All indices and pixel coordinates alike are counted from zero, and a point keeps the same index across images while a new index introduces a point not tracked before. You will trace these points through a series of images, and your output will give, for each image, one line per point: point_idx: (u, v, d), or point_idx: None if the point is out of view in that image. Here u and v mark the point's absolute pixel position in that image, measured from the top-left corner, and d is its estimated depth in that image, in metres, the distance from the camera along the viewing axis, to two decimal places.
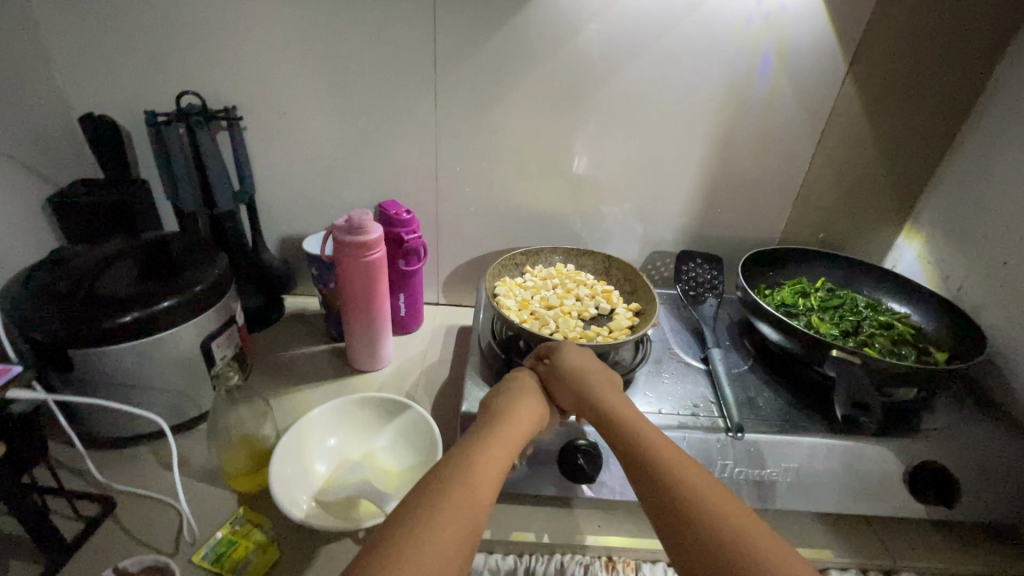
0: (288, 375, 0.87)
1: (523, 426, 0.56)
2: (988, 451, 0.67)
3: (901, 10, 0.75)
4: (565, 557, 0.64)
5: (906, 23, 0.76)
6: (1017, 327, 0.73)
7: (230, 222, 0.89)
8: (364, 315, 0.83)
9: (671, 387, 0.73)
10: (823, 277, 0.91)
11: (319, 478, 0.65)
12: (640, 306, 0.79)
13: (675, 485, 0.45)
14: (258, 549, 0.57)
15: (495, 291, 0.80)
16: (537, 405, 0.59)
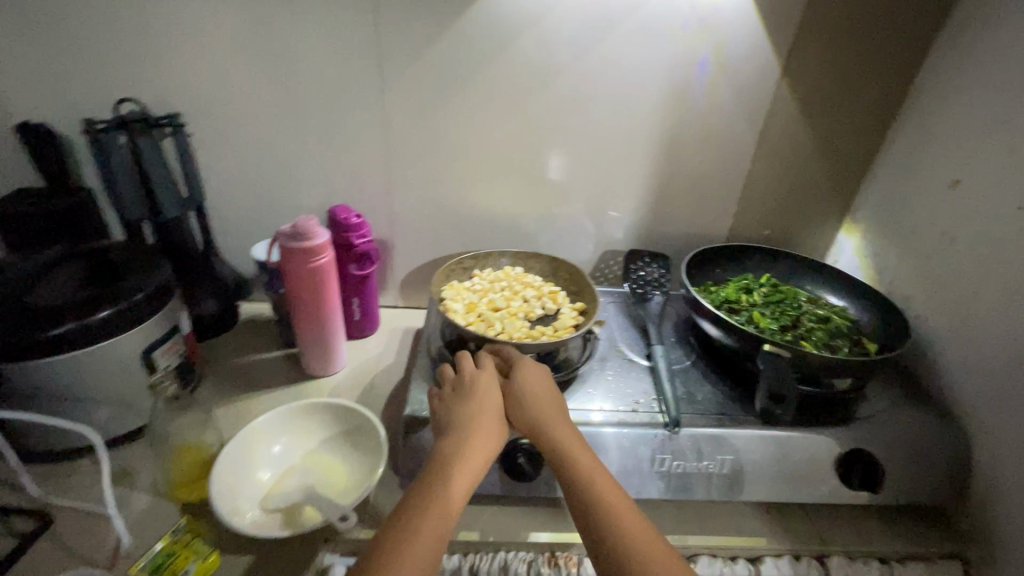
0: (239, 382, 0.86)
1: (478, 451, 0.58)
2: (914, 437, 0.70)
3: (829, 14, 0.78)
4: (510, 553, 0.65)
5: (835, 25, 0.79)
6: (942, 318, 0.76)
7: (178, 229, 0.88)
8: (315, 322, 0.83)
9: (615, 384, 0.75)
10: (767, 273, 0.94)
11: (265, 484, 0.66)
12: (584, 305, 0.82)
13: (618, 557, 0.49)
14: (198, 558, 0.58)
15: (442, 295, 0.81)
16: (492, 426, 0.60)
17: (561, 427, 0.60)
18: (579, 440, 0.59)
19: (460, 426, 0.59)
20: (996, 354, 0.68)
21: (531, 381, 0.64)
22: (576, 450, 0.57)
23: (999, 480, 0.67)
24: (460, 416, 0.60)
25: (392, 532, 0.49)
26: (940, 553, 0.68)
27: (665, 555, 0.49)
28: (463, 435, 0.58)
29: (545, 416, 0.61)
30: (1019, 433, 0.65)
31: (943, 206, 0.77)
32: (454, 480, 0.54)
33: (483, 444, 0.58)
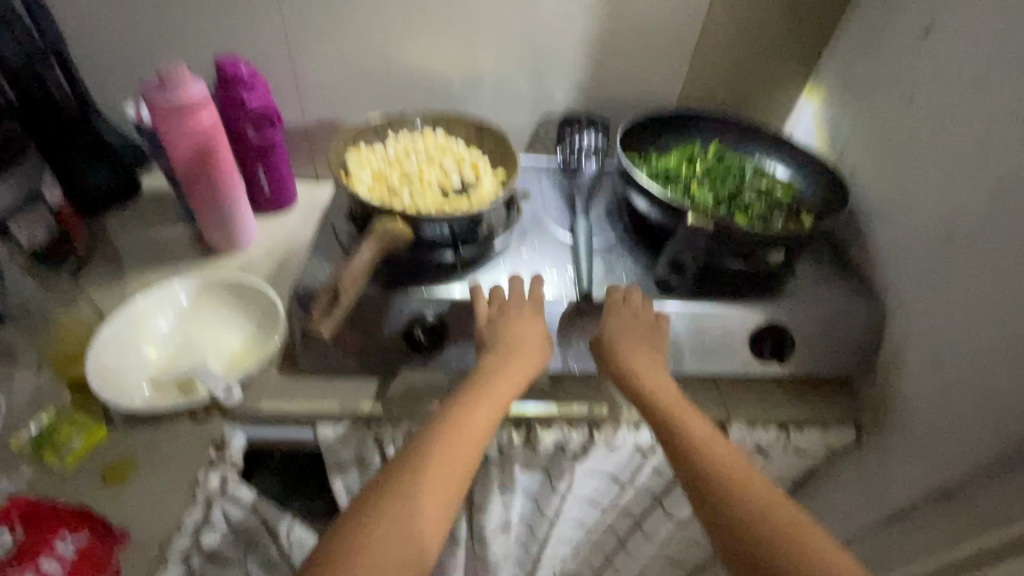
0: (137, 258, 0.80)
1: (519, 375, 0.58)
2: (834, 311, 0.68)
3: None
4: (415, 426, 0.63)
5: None
6: (883, 189, 0.71)
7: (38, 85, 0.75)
8: (208, 194, 0.74)
9: (531, 258, 0.71)
10: (717, 140, 0.85)
11: (155, 361, 0.63)
12: (507, 176, 0.73)
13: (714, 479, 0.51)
14: (81, 432, 0.56)
15: (345, 162, 0.73)
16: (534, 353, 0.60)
17: (628, 338, 0.61)
18: (650, 349, 0.61)
19: (502, 338, 0.60)
20: (926, 225, 0.64)
21: (621, 312, 0.63)
22: (641, 361, 0.60)
23: (903, 352, 0.67)
24: (507, 333, 0.60)
25: (432, 434, 0.51)
26: (836, 418, 0.70)
27: (723, 446, 0.54)
28: (503, 347, 0.60)
29: (608, 330, 0.62)
30: (931, 306, 0.63)
31: (908, 59, 0.68)
32: (501, 388, 0.57)
33: (524, 356, 0.60)
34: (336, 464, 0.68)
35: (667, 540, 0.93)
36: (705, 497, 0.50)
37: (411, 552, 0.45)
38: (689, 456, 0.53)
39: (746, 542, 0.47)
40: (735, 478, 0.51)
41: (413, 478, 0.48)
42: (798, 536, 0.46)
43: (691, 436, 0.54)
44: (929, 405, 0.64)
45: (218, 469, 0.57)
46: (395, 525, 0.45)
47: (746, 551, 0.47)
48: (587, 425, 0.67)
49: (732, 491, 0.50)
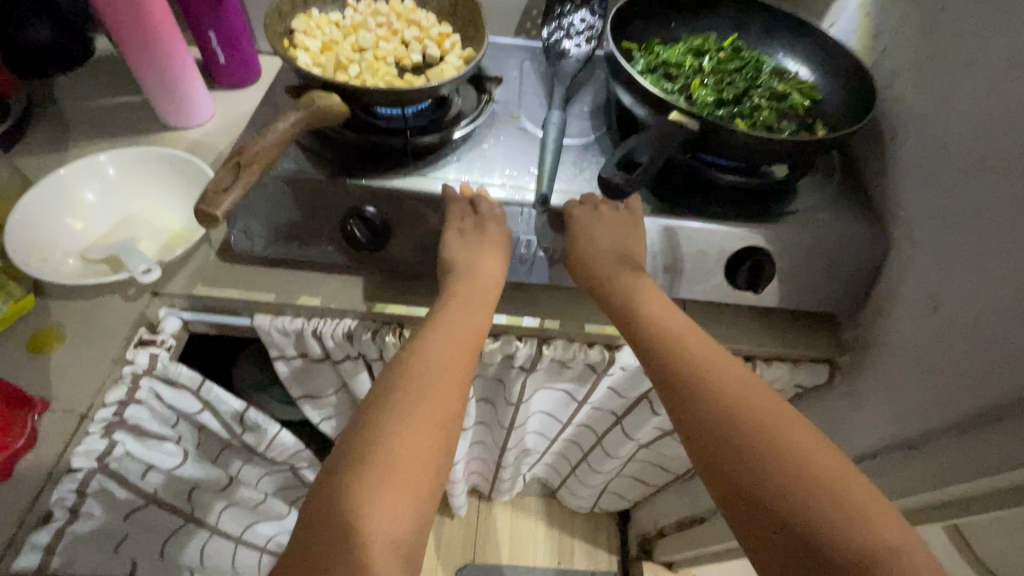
0: (84, 127, 0.74)
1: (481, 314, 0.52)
2: (831, 238, 0.60)
3: None
4: (355, 322, 0.62)
5: None
6: (919, 98, 0.59)
7: None
8: (149, 56, 0.69)
9: (494, 153, 0.63)
10: (735, 34, 0.73)
11: (86, 235, 0.60)
12: (474, 54, 0.63)
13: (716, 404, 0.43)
14: (6, 300, 0.54)
15: (292, 28, 0.64)
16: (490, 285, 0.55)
17: (606, 240, 0.55)
18: (624, 255, 0.56)
19: (472, 258, 0.55)
20: (959, 143, 0.54)
21: (592, 226, 0.56)
22: (613, 267, 0.55)
23: (899, 290, 0.60)
24: (472, 249, 0.55)
25: (409, 354, 0.47)
26: (812, 355, 0.65)
27: (700, 341, 0.48)
28: (470, 267, 0.55)
29: (579, 234, 0.56)
30: (942, 239, 0.55)
31: None
32: (475, 305, 0.52)
33: (493, 274, 0.55)
34: (280, 355, 0.67)
35: (628, 458, 0.93)
36: (686, 398, 0.44)
37: (409, 474, 0.39)
38: (664, 354, 0.47)
39: (726, 437, 0.41)
40: (716, 375, 0.45)
41: (389, 403, 0.43)
42: (802, 450, 0.40)
43: (665, 334, 0.49)
44: (914, 349, 0.57)
45: (146, 349, 0.56)
46: (390, 448, 0.40)
47: (727, 448, 0.41)
48: (537, 338, 0.64)
49: (717, 391, 0.44)
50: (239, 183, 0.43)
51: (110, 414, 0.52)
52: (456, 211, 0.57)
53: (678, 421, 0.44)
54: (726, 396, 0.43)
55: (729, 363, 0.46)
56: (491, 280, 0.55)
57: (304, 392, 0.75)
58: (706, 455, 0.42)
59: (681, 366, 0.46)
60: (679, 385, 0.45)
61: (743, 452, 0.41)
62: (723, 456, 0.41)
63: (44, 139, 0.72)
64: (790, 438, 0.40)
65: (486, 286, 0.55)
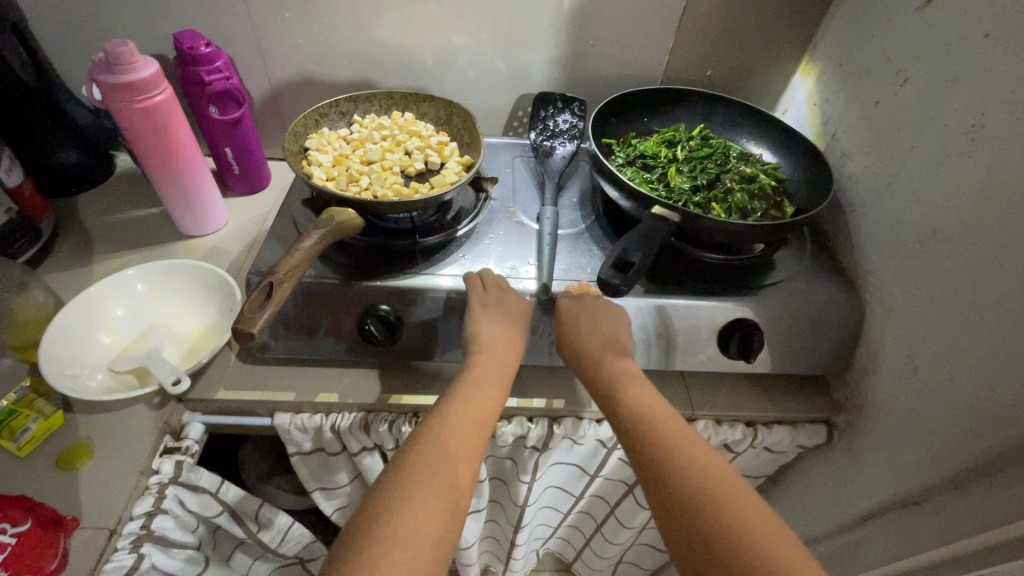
0: (106, 241, 0.79)
1: (493, 396, 0.53)
2: (812, 307, 0.65)
3: None
4: (373, 414, 0.64)
5: None
6: (871, 177, 0.67)
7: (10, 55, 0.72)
8: (170, 174, 0.73)
9: (494, 247, 0.69)
10: (702, 124, 0.81)
11: (113, 347, 0.63)
12: (472, 160, 0.71)
13: (700, 490, 0.44)
14: (37, 417, 0.56)
15: (306, 145, 0.71)
16: (505, 362, 0.57)
17: (593, 325, 0.59)
18: (611, 338, 0.58)
19: (492, 333, 0.58)
20: (912, 216, 0.61)
21: (582, 311, 0.60)
22: (600, 348, 0.57)
23: (880, 350, 0.64)
24: (491, 322, 0.58)
25: (424, 432, 0.48)
26: (809, 416, 0.68)
27: (684, 427, 0.50)
28: (483, 341, 0.57)
29: (568, 320, 0.60)
30: (912, 302, 0.60)
31: (905, 36, 0.63)
32: (492, 383, 0.54)
33: (509, 348, 0.58)
34: (298, 450, 0.68)
35: (641, 527, 0.93)
36: (659, 488, 0.46)
37: (414, 555, 0.40)
38: (651, 436, 0.49)
39: (692, 529, 0.43)
40: (686, 461, 0.46)
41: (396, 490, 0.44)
42: (776, 547, 0.40)
43: (642, 418, 0.51)
44: (902, 407, 0.61)
45: (171, 457, 0.58)
46: (402, 524, 0.41)
47: (695, 543, 0.42)
48: (547, 419, 0.67)
49: (688, 477, 0.45)
50: (271, 303, 0.49)
51: (138, 526, 0.54)
52: (477, 291, 0.60)
53: (655, 509, 0.46)
54: (708, 481, 0.45)
55: (703, 446, 0.48)
56: (508, 353, 0.57)
57: (319, 484, 0.76)
58: (677, 547, 0.44)
59: (656, 452, 0.48)
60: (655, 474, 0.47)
61: (711, 548, 0.42)
62: (692, 550, 0.42)
63: (69, 256, 0.76)
64: (751, 531, 0.41)
65: (503, 361, 0.57)
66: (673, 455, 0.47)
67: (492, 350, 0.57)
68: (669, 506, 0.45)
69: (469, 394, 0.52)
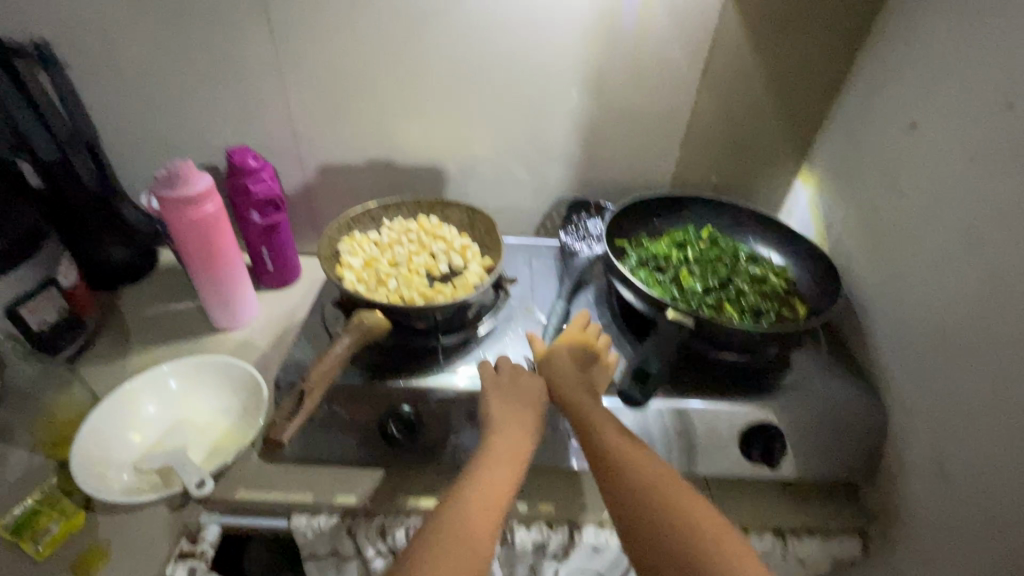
0: (143, 334, 0.83)
1: (502, 478, 0.52)
2: (833, 410, 0.65)
3: None
4: (388, 518, 0.63)
5: None
6: (878, 280, 0.69)
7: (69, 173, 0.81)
8: (210, 274, 0.78)
9: (513, 346, 0.71)
10: (710, 226, 0.86)
11: (140, 444, 0.64)
12: (493, 262, 0.75)
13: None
14: (59, 518, 0.57)
15: (338, 249, 0.75)
16: (515, 440, 0.56)
17: (574, 374, 0.63)
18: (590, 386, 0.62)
19: (499, 413, 0.58)
20: (923, 321, 0.62)
21: (562, 367, 0.63)
22: (598, 415, 0.57)
23: (908, 456, 0.63)
24: (500, 405, 0.59)
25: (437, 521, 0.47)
26: (840, 526, 0.66)
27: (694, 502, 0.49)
28: (495, 427, 0.57)
29: (554, 378, 0.62)
30: (934, 408, 0.60)
31: (896, 154, 0.68)
32: (504, 463, 0.54)
33: (520, 427, 0.57)
34: (311, 554, 0.67)
35: None
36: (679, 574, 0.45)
37: None
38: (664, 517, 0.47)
39: None
40: (704, 547, 0.45)
41: None
42: None
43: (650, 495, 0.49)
44: (939, 518, 0.59)
45: (185, 564, 0.56)
46: None
47: None
48: (569, 524, 0.64)
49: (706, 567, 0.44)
50: (301, 412, 0.52)
51: None
52: (489, 375, 0.62)
53: None
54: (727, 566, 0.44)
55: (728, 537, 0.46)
56: (521, 434, 0.57)
57: None
58: None
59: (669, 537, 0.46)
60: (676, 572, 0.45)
61: None
62: None
63: (106, 349, 0.80)
64: None
65: (513, 446, 0.55)
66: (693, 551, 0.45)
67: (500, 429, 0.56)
68: None
69: (476, 479, 0.51)
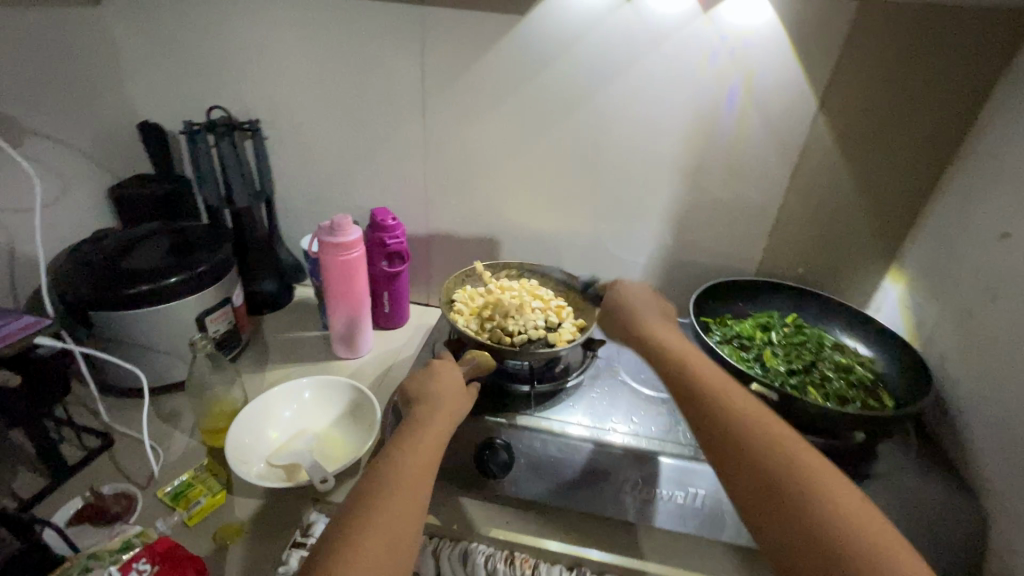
0: (279, 354, 0.98)
1: (435, 434, 0.60)
2: (924, 507, 0.64)
3: (866, 54, 0.76)
4: (471, 544, 0.68)
5: (870, 67, 0.77)
6: (975, 381, 0.69)
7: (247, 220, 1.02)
8: (343, 308, 0.92)
9: (599, 402, 0.78)
10: (795, 312, 0.90)
11: (273, 443, 0.75)
12: (585, 323, 0.83)
13: (783, 462, 0.50)
14: (208, 492, 0.68)
15: (453, 298, 0.88)
16: (448, 407, 0.64)
17: (647, 318, 0.74)
18: (665, 324, 0.73)
19: (440, 389, 0.65)
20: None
21: (635, 306, 0.77)
22: (669, 341, 0.68)
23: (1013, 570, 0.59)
24: (443, 385, 0.66)
25: (378, 468, 0.54)
26: None
27: (759, 412, 0.55)
28: (435, 395, 0.64)
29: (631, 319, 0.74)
30: None
31: (990, 259, 0.70)
32: (435, 424, 0.61)
33: (455, 399, 0.65)
34: None
35: None
36: (742, 458, 0.51)
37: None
38: (724, 411, 0.55)
39: (780, 502, 0.47)
40: (767, 438, 0.52)
41: (358, 521, 0.49)
42: (853, 516, 0.45)
43: (720, 400, 0.57)
44: None
45: (295, 551, 0.63)
46: (359, 550, 0.47)
47: (787, 513, 0.47)
48: None
49: (768, 455, 0.50)
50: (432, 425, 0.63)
51: None
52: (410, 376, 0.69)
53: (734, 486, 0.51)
54: (788, 453, 0.50)
55: (818, 469, 0.49)
56: (453, 400, 0.65)
57: None
58: (767, 519, 0.47)
59: (734, 431, 0.53)
60: (757, 494, 0.49)
61: (802, 518, 0.46)
62: (783, 521, 0.47)
63: (251, 362, 0.95)
64: (840, 503, 0.46)
65: (446, 410, 0.63)
66: (777, 477, 0.49)
67: (432, 398, 0.64)
68: (751, 475, 0.50)
69: (408, 437, 0.58)
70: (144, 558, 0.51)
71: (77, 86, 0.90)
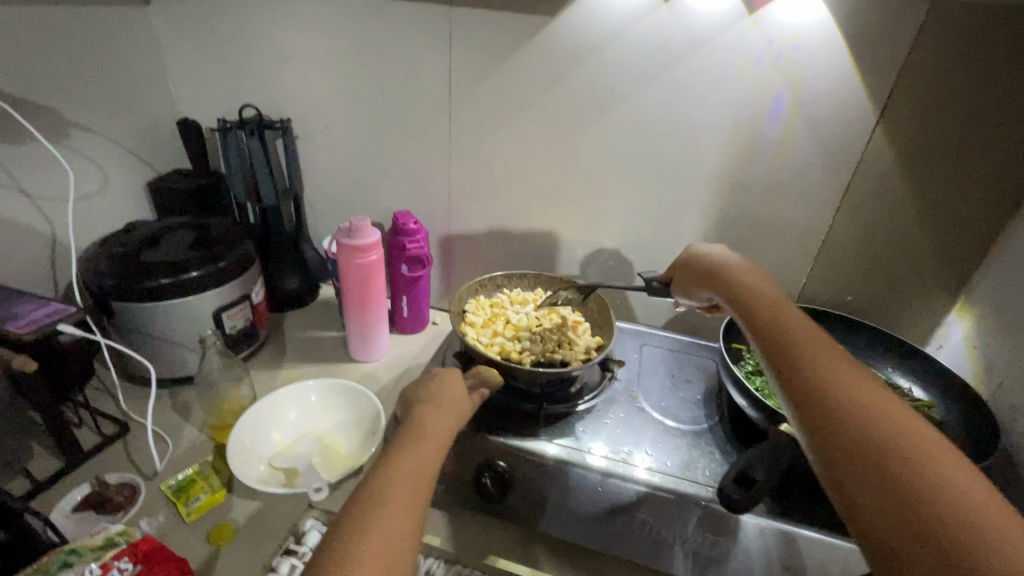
0: (296, 353, 0.98)
1: (437, 436, 0.56)
2: None
3: (935, 61, 0.68)
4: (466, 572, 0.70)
5: (940, 76, 0.69)
6: None
7: (274, 218, 1.03)
8: (359, 311, 0.92)
9: (613, 428, 0.73)
10: (839, 344, 0.82)
11: (277, 445, 0.75)
12: (601, 341, 0.79)
13: (872, 422, 0.41)
14: (207, 490, 0.68)
15: (466, 308, 0.85)
16: (450, 411, 0.61)
17: (737, 271, 0.65)
18: (767, 279, 0.63)
19: (444, 395, 0.63)
20: None
21: (721, 252, 0.69)
22: (762, 289, 0.60)
23: None
24: (446, 392, 0.63)
25: (379, 467, 0.51)
26: None
27: (852, 369, 0.46)
28: (438, 400, 0.62)
29: (715, 269, 0.66)
30: None
31: None
32: (436, 427, 0.58)
33: (458, 405, 0.62)
34: None
35: None
36: (830, 412, 0.43)
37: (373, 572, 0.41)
38: (807, 366, 0.47)
39: (868, 462, 0.39)
40: (854, 396, 0.43)
41: (361, 516, 0.45)
42: (970, 498, 0.34)
43: (806, 354, 0.48)
44: None
45: (288, 559, 0.62)
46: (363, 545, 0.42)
47: (871, 480, 0.38)
48: None
49: (857, 414, 0.41)
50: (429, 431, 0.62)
51: None
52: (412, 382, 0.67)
53: (813, 441, 0.43)
54: (872, 414, 0.41)
55: (929, 444, 0.38)
56: (456, 405, 0.62)
57: None
58: (848, 479, 0.39)
59: (816, 385, 0.45)
60: (840, 451, 0.40)
61: (897, 488, 0.36)
62: (876, 485, 0.37)
63: (268, 359, 0.96)
64: (952, 480, 0.36)
65: (448, 414, 0.60)
66: (868, 440, 0.40)
67: (433, 400, 0.62)
68: (833, 435, 0.41)
69: (412, 437, 0.55)
70: (127, 557, 0.52)
71: (120, 82, 0.93)
